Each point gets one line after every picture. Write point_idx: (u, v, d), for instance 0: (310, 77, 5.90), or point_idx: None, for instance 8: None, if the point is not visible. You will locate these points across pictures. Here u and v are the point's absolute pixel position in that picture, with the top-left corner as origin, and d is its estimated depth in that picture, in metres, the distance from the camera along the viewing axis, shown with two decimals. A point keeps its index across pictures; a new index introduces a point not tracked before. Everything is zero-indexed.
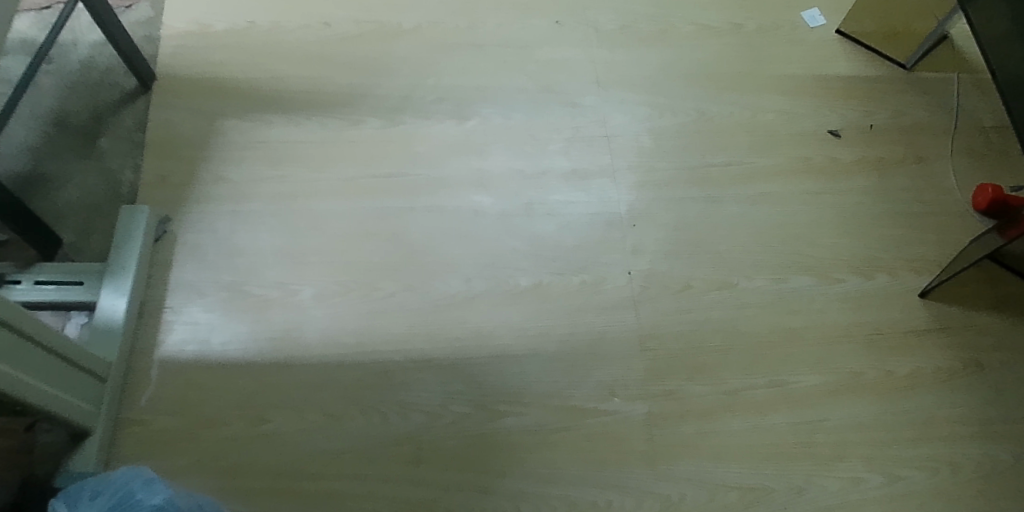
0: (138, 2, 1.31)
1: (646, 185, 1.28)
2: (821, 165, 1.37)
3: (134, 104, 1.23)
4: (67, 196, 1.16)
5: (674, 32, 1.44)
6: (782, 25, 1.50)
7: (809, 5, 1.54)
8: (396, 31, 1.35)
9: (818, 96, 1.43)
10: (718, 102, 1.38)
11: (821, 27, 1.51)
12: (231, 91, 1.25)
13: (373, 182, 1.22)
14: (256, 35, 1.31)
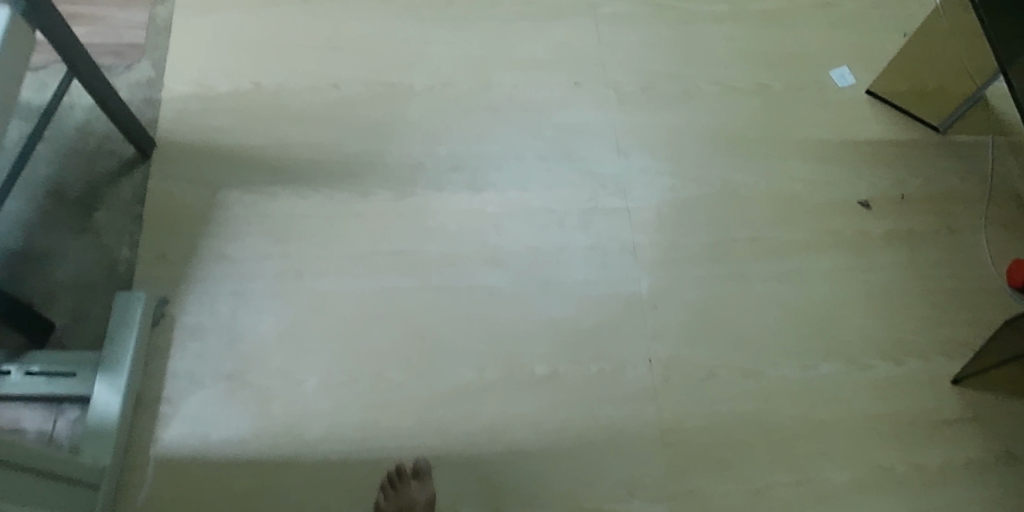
0: (138, 61, 1.25)
1: (668, 262, 1.22)
2: (851, 239, 1.30)
3: (132, 173, 1.17)
4: (60, 274, 1.10)
5: (698, 92, 1.37)
6: (811, 84, 1.43)
7: (838, 62, 1.47)
8: (408, 93, 1.29)
9: (847, 161, 1.37)
10: (743, 170, 1.31)
11: (851, 86, 1.45)
12: (233, 159, 1.19)
13: (381, 259, 1.16)
14: (261, 97, 1.25)
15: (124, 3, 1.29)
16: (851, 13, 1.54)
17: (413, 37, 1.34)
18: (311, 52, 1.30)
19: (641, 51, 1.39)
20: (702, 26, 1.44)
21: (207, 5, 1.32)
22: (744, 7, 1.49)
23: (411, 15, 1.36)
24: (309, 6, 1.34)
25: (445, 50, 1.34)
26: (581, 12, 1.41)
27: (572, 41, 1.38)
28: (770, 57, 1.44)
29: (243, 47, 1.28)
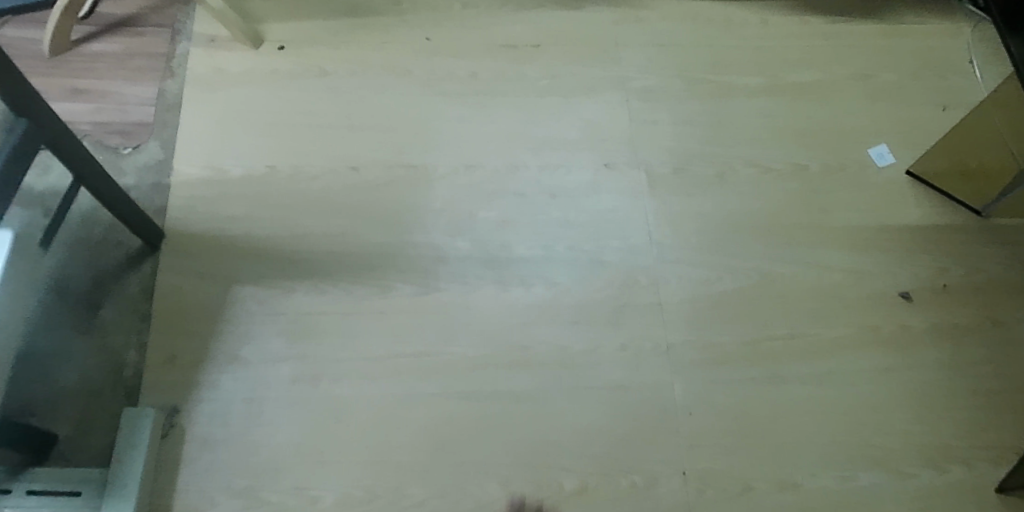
0: (146, 141, 1.19)
1: (704, 364, 1.16)
2: (893, 335, 1.24)
3: (140, 267, 1.11)
4: (64, 379, 1.03)
5: (732, 175, 1.31)
6: (849, 164, 1.37)
7: (877, 140, 1.41)
8: (432, 176, 1.23)
9: (888, 250, 1.31)
10: (780, 261, 1.26)
11: (890, 166, 1.39)
12: (245, 251, 1.13)
13: (402, 361, 1.10)
14: (277, 181, 1.19)
15: (135, 78, 1.24)
16: (888, 84, 1.48)
17: (435, 113, 1.28)
18: (329, 132, 1.24)
19: (673, 129, 1.33)
20: (736, 102, 1.38)
21: (222, 80, 1.26)
22: (779, 80, 1.43)
23: (433, 88, 1.30)
24: (327, 79, 1.28)
25: (468, 127, 1.27)
26: (611, 85, 1.35)
27: (600, 118, 1.32)
28: (807, 134, 1.38)
29: (258, 127, 1.23)
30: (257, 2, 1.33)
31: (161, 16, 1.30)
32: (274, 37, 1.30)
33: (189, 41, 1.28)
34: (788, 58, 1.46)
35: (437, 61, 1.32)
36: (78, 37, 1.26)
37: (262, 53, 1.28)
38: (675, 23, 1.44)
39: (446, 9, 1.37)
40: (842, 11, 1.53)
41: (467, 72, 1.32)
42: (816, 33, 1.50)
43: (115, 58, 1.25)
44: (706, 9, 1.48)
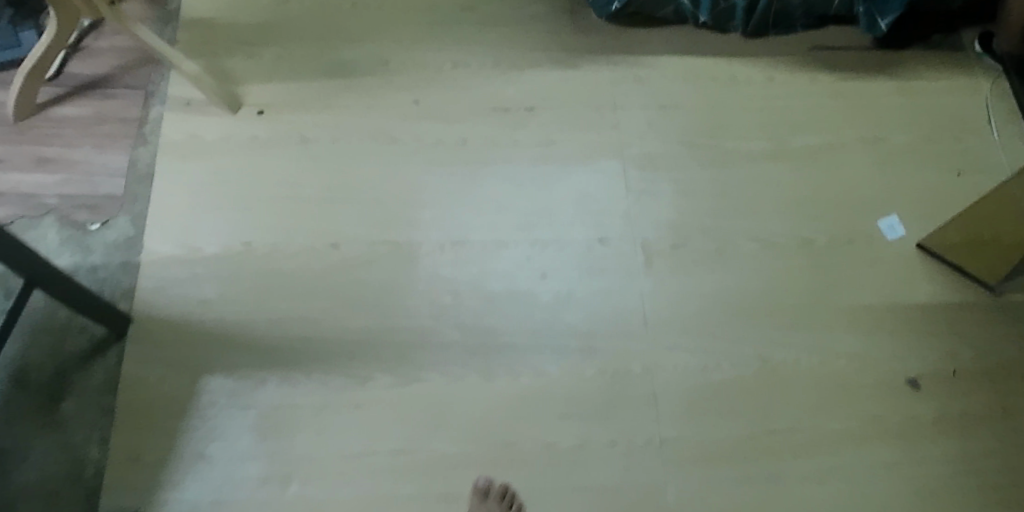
0: (115, 215, 1.14)
1: (698, 462, 1.09)
2: (899, 428, 1.17)
3: (105, 354, 1.06)
4: (22, 478, 0.98)
5: (733, 251, 1.25)
6: (857, 237, 1.30)
7: (887, 209, 1.34)
8: (416, 254, 1.17)
9: (896, 332, 1.24)
10: (782, 346, 1.19)
11: (900, 239, 1.32)
12: (217, 339, 1.08)
13: (376, 460, 1.03)
14: (252, 260, 1.13)
15: (105, 146, 1.18)
16: (902, 147, 1.39)
17: (421, 184, 1.22)
18: (308, 205, 1.18)
19: (672, 199, 1.26)
20: (740, 169, 1.31)
21: (197, 147, 1.19)
22: (784, 143, 1.35)
23: (420, 156, 1.24)
24: (307, 147, 1.21)
25: (455, 200, 1.21)
26: (608, 152, 1.28)
27: (596, 188, 1.25)
28: (813, 204, 1.31)
29: (233, 199, 1.17)
30: (237, 62, 1.26)
31: (134, 77, 1.24)
32: (253, 101, 1.24)
33: (163, 105, 1.22)
34: (796, 119, 1.37)
35: (425, 126, 1.26)
36: (45, 99, 1.21)
37: (240, 118, 1.22)
38: (678, 82, 1.37)
39: (435, 69, 1.31)
40: (852, 67, 1.44)
41: (455, 138, 1.26)
42: (825, 91, 1.41)
43: (85, 123, 1.19)
44: (709, 65, 1.39)
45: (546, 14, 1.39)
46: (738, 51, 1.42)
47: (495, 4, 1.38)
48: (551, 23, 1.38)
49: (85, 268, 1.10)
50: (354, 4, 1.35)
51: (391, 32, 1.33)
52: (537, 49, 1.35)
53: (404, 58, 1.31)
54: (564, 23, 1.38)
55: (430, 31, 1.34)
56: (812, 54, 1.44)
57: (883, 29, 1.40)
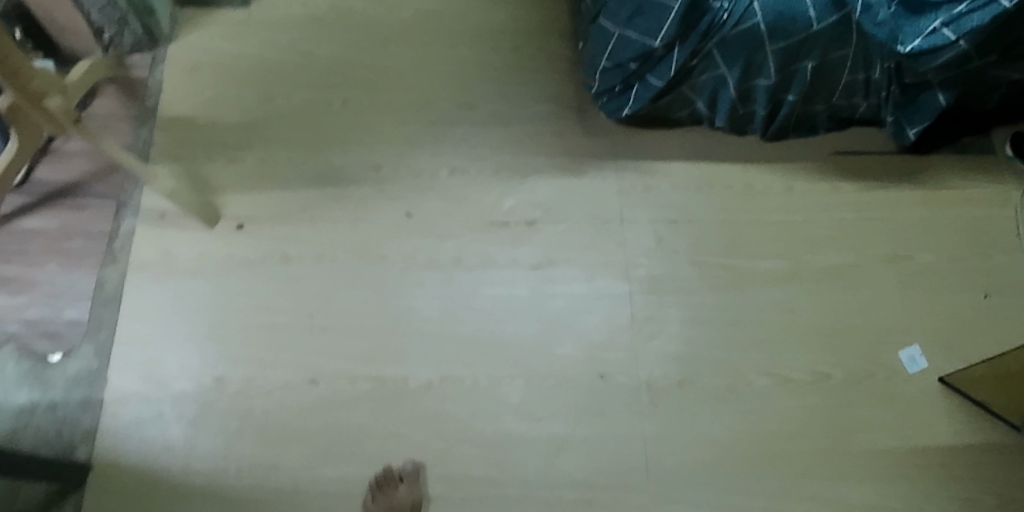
0: (78, 344, 1.07)
1: None
2: None
3: (62, 506, 0.98)
4: None
5: (744, 388, 1.16)
6: (876, 370, 1.21)
7: (909, 338, 1.24)
8: (402, 392, 1.08)
9: (916, 481, 1.15)
10: (793, 497, 1.11)
11: (922, 372, 1.22)
12: (183, 490, 1.00)
13: None
14: (224, 397, 1.06)
15: (72, 265, 1.11)
16: (926, 266, 1.29)
17: (410, 311, 1.13)
18: (288, 334, 1.10)
19: (680, 329, 1.17)
20: (755, 293, 1.21)
21: (171, 266, 1.12)
22: (802, 263, 1.25)
23: (410, 278, 1.15)
24: (289, 268, 1.13)
25: (447, 330, 1.12)
26: (615, 274, 1.19)
27: (600, 317, 1.16)
28: (830, 334, 1.22)
29: (208, 327, 1.09)
30: (214, 167, 1.17)
31: (104, 184, 1.16)
32: (232, 213, 1.15)
33: (135, 217, 1.14)
34: (817, 235, 1.28)
35: (416, 244, 1.16)
36: (9, 210, 1.13)
37: (217, 233, 1.14)
38: (691, 192, 1.26)
39: (429, 176, 1.21)
40: (877, 176, 1.34)
41: (450, 257, 1.17)
42: (848, 203, 1.31)
43: (51, 238, 1.12)
44: (725, 172, 1.29)
45: (553, 112, 1.28)
46: (757, 155, 1.31)
47: (498, 100, 1.27)
48: (557, 123, 1.27)
49: (44, 406, 1.03)
50: (343, 98, 1.23)
51: (382, 132, 1.22)
52: (542, 153, 1.25)
53: (396, 162, 1.21)
54: (571, 123, 1.27)
55: (425, 131, 1.23)
56: (835, 160, 1.34)
57: (913, 137, 1.30)
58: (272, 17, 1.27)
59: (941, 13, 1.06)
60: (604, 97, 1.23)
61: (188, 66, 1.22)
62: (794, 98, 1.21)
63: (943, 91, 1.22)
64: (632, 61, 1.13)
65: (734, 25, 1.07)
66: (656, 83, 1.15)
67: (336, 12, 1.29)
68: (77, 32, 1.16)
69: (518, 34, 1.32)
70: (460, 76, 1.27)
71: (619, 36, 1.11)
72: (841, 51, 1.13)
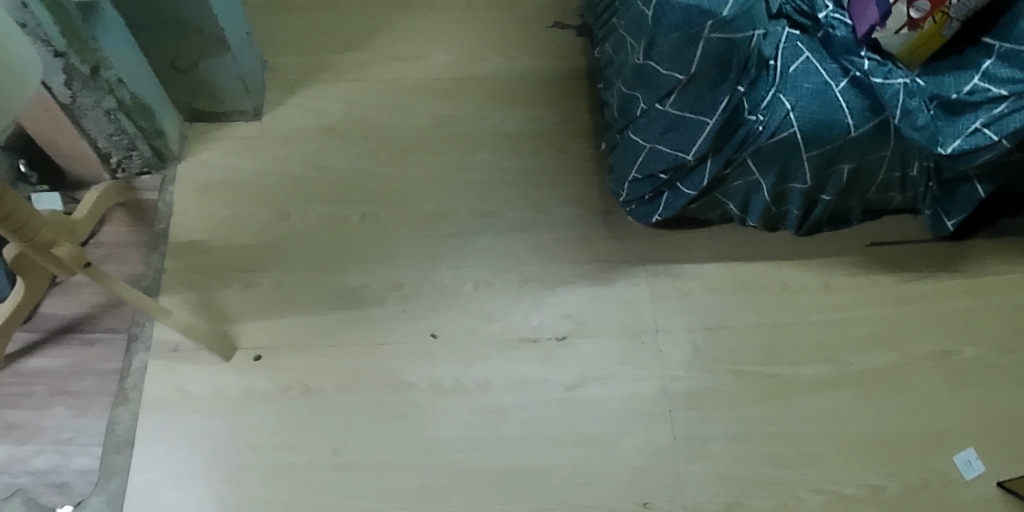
0: (88, 495, 1.00)
1: None
2: None
3: None
4: None
5: (797, 508, 1.07)
6: (931, 478, 1.11)
7: (965, 441, 1.14)
8: None
9: None
10: None
11: (982, 477, 1.12)
12: None
13: None
14: None
15: (81, 408, 1.04)
16: (975, 361, 1.20)
17: (439, 442, 1.07)
18: (312, 475, 1.03)
19: (724, 447, 1.11)
20: (798, 402, 1.15)
21: (185, 404, 1.06)
22: (846, 366, 1.19)
23: (439, 406, 1.09)
24: (310, 400, 1.07)
25: (479, 461, 1.06)
26: (651, 392, 1.13)
27: (640, 439, 1.10)
28: (881, 445, 1.13)
29: (226, 471, 1.02)
30: (230, 294, 1.12)
31: (115, 318, 1.11)
32: (249, 343, 1.10)
33: (147, 352, 1.09)
34: (858, 334, 1.21)
35: (443, 367, 1.11)
36: (16, 349, 1.07)
37: (235, 366, 1.08)
38: (724, 296, 1.21)
39: (454, 292, 1.16)
40: (915, 267, 1.27)
41: (478, 380, 1.11)
42: (887, 297, 1.25)
43: (60, 379, 1.06)
44: (758, 272, 1.24)
45: (578, 217, 1.24)
46: (790, 252, 1.26)
47: (520, 206, 1.23)
48: (582, 228, 1.23)
49: None
50: (362, 213, 1.20)
51: (403, 247, 1.18)
52: (568, 260, 1.20)
53: (418, 279, 1.16)
54: (597, 228, 1.23)
55: (446, 243, 1.19)
56: (870, 253, 1.28)
57: (951, 228, 1.24)
58: (287, 131, 1.25)
59: (980, 114, 1.01)
60: (633, 204, 1.21)
61: (200, 186, 1.19)
62: (830, 197, 1.16)
63: (982, 183, 1.16)
64: (664, 172, 1.13)
65: (771, 136, 1.03)
66: (687, 191, 1.13)
67: (351, 122, 1.27)
68: (84, 159, 1.12)
69: (536, 136, 1.29)
70: (481, 183, 1.24)
71: (650, 150, 1.12)
72: (880, 152, 1.09)
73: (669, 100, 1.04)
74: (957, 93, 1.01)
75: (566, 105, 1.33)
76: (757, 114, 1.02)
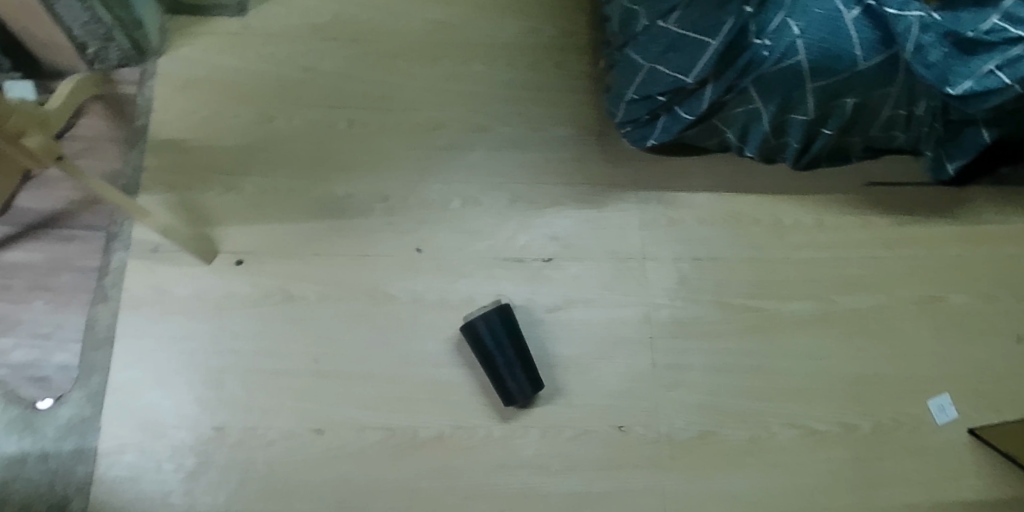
0: (68, 390, 1.00)
1: None
2: None
3: None
4: None
5: (769, 441, 1.10)
6: (904, 420, 1.14)
7: (941, 386, 1.16)
8: (411, 444, 1.03)
9: None
10: None
11: (952, 423, 1.14)
12: None
13: None
14: (224, 448, 1.00)
15: (60, 303, 1.03)
16: (959, 309, 1.21)
17: (420, 356, 1.07)
18: (294, 382, 1.04)
19: (703, 377, 1.13)
20: (779, 339, 1.16)
21: (165, 304, 1.05)
22: (831, 306, 1.19)
23: (421, 320, 1.09)
24: (292, 307, 1.06)
25: (458, 377, 1.07)
26: (633, 319, 1.13)
27: (618, 364, 1.11)
28: (855, 383, 1.15)
29: (206, 373, 1.03)
30: (213, 197, 1.09)
31: (93, 215, 1.07)
32: (231, 247, 1.08)
33: (127, 251, 1.06)
34: (846, 274, 1.20)
35: (426, 281, 1.10)
36: None
37: (215, 269, 1.07)
38: (715, 228, 1.20)
39: (440, 207, 1.14)
40: (911, 208, 1.25)
41: (462, 297, 1.10)
42: (879, 239, 1.23)
43: (38, 273, 1.04)
44: (751, 205, 1.22)
45: (571, 137, 1.20)
46: (785, 186, 1.24)
47: (513, 123, 1.19)
48: (576, 150, 1.20)
49: (33, 456, 0.97)
50: (349, 119, 1.16)
51: (390, 158, 1.15)
52: (560, 183, 1.18)
53: (406, 191, 1.14)
54: (590, 149, 1.20)
55: (435, 156, 1.16)
56: (869, 192, 1.25)
57: (952, 175, 1.21)
58: (271, 28, 1.19)
59: (994, 56, 0.96)
60: (628, 126, 1.17)
61: (181, 82, 1.14)
62: (832, 132, 1.12)
63: (989, 128, 1.12)
64: (662, 94, 1.08)
65: (776, 62, 0.98)
66: (685, 116, 1.09)
67: (341, 23, 1.21)
68: (59, 47, 1.07)
69: (533, 50, 1.24)
70: (474, 96, 1.20)
71: (649, 69, 1.06)
72: (885, 89, 1.04)
73: (674, 16, 1.00)
74: (974, 31, 0.95)
75: (566, 19, 1.27)
76: (763, 38, 0.97)
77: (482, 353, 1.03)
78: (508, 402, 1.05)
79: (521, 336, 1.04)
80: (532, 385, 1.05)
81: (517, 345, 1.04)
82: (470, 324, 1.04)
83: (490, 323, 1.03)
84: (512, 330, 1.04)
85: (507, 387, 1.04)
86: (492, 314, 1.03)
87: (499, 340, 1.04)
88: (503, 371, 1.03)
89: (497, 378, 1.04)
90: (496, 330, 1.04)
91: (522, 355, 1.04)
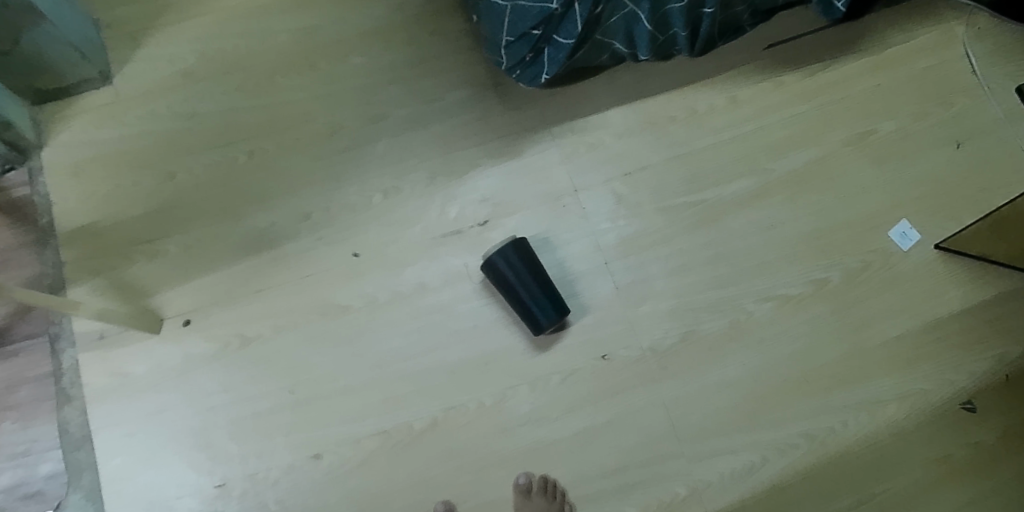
0: (64, 496, 1.00)
1: None
2: (963, 462, 1.09)
3: None
4: None
5: (748, 321, 1.12)
6: (870, 259, 1.16)
7: (894, 216, 1.18)
8: (410, 438, 1.04)
9: (942, 351, 1.13)
10: (826, 414, 1.10)
11: (913, 247, 1.17)
12: None
13: None
14: (233, 501, 1.01)
15: (27, 418, 1.02)
16: (890, 138, 1.22)
17: (391, 353, 1.08)
18: (277, 418, 1.04)
19: (668, 282, 1.13)
20: (730, 223, 1.16)
21: (130, 386, 1.04)
22: (769, 175, 1.19)
23: (380, 320, 1.09)
24: (252, 349, 1.06)
25: (435, 360, 1.08)
26: (585, 250, 1.14)
27: (584, 297, 1.12)
28: (813, 240, 1.16)
29: (191, 436, 1.03)
30: (142, 269, 1.08)
31: (28, 323, 1.06)
32: (175, 311, 1.07)
33: (74, 347, 1.06)
34: (774, 140, 1.20)
35: (373, 282, 1.10)
36: None
37: (166, 336, 1.06)
38: (637, 138, 1.19)
39: (365, 206, 1.13)
40: (818, 57, 1.25)
41: (414, 283, 1.10)
42: (796, 95, 1.23)
43: None
44: (664, 104, 1.21)
45: (470, 96, 1.19)
46: (691, 75, 1.23)
47: (409, 101, 1.18)
48: (478, 107, 1.19)
49: None
50: (248, 150, 1.14)
51: (300, 175, 1.14)
52: (474, 143, 1.17)
53: (326, 202, 1.13)
54: (492, 102, 1.19)
55: (344, 158, 1.15)
56: (772, 54, 1.25)
57: (842, 10, 1.19)
58: (142, 87, 1.16)
59: None
60: (517, 70, 1.13)
61: (72, 169, 1.12)
62: (712, 9, 1.10)
63: None
64: (535, 28, 1.05)
65: None
66: (565, 42, 1.08)
67: (209, 60, 1.18)
68: None
69: (406, 24, 1.22)
70: (362, 87, 1.18)
71: (513, 9, 1.02)
72: None
73: None
74: None
75: None
76: None
77: (506, 287, 1.04)
78: (538, 331, 1.06)
79: (540, 265, 1.05)
80: (560, 312, 1.06)
81: (538, 276, 1.04)
82: (492, 262, 1.05)
83: (509, 259, 1.04)
84: (531, 262, 1.04)
85: (535, 319, 1.06)
86: (509, 250, 1.04)
87: (519, 272, 1.04)
88: (528, 302, 1.04)
89: (523, 309, 1.05)
90: (517, 263, 1.04)
91: (544, 286, 1.05)
